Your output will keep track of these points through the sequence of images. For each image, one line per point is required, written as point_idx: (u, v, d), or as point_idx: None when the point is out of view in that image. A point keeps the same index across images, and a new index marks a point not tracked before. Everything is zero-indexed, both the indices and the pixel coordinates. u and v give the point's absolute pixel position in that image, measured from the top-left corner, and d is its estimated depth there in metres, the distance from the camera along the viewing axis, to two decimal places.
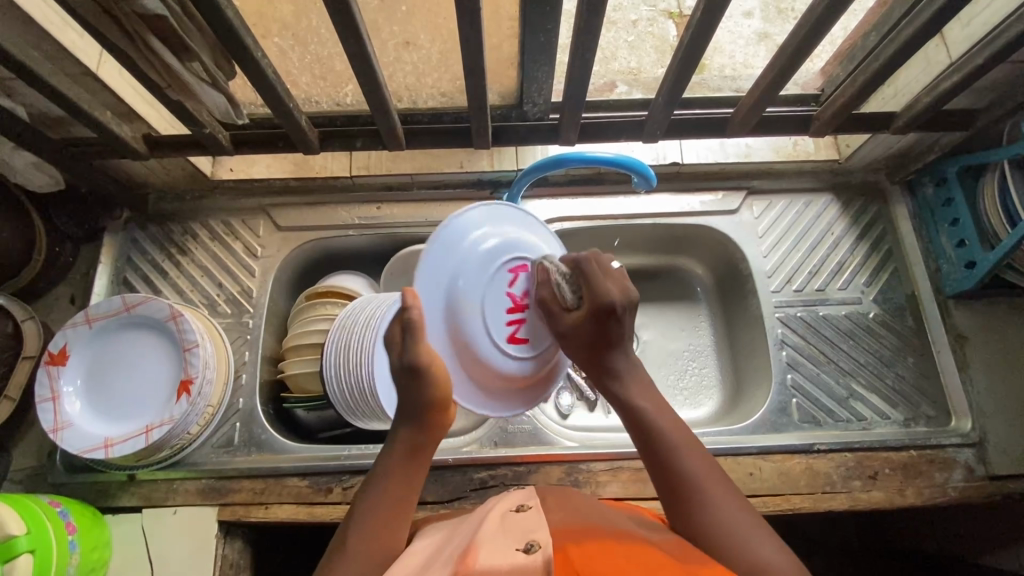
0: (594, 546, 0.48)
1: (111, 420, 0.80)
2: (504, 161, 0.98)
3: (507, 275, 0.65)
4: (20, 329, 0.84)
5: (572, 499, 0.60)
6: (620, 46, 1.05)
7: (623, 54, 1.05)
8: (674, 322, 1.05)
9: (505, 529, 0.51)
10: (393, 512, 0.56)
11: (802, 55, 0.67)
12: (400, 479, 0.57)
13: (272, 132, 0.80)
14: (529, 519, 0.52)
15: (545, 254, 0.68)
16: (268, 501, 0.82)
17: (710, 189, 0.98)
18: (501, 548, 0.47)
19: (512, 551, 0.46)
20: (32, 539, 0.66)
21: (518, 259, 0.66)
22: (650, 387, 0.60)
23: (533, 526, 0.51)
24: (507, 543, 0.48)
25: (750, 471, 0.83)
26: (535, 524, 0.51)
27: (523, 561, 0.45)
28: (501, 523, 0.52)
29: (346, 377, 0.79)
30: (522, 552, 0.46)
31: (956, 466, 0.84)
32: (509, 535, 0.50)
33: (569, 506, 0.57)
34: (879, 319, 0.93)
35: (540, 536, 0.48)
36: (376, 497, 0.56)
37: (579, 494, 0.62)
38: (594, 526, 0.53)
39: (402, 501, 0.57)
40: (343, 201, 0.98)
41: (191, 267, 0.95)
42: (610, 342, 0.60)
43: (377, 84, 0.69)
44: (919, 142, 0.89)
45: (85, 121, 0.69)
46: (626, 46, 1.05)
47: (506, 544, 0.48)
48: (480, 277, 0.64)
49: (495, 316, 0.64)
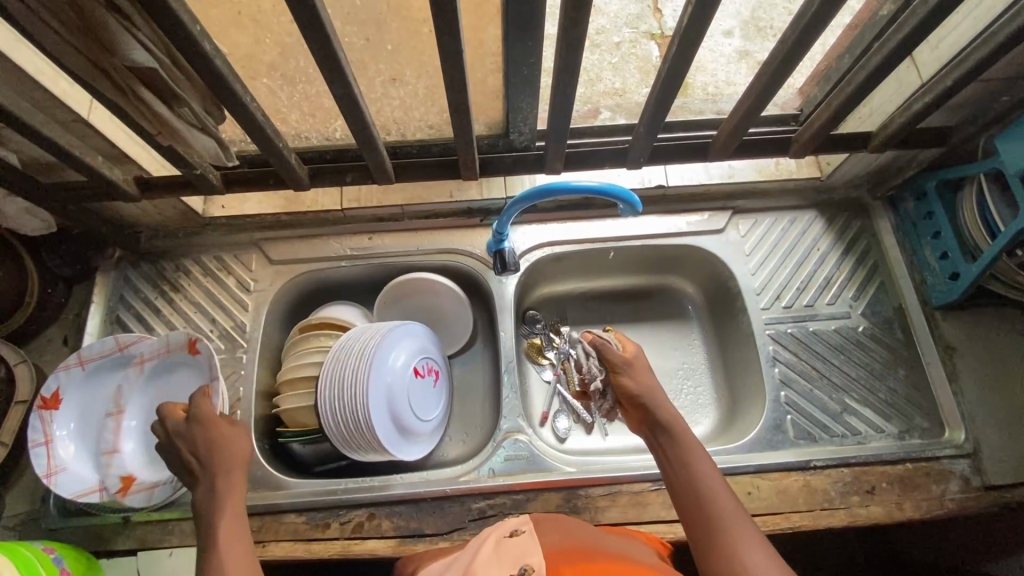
0: (586, 564, 0.49)
1: (137, 458, 0.82)
2: (492, 190, 1.00)
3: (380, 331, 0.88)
4: (14, 372, 0.84)
5: (567, 523, 0.60)
6: (604, 68, 1.08)
7: (608, 76, 1.08)
8: (667, 341, 1.06)
9: (499, 554, 0.52)
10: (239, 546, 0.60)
11: (777, 81, 0.69)
12: (224, 520, 0.62)
13: (263, 170, 0.81)
14: (524, 544, 0.53)
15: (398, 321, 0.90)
16: (265, 540, 0.81)
17: (696, 210, 1.00)
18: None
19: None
20: None
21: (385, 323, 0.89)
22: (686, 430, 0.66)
23: (527, 550, 0.51)
24: (501, 569, 0.49)
25: (748, 490, 0.83)
26: (528, 549, 0.52)
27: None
28: (497, 549, 0.53)
29: (349, 414, 0.81)
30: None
31: (952, 477, 0.84)
32: (504, 560, 0.50)
33: (564, 528, 0.58)
34: (868, 333, 0.94)
35: (532, 560, 0.49)
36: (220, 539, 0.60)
37: (574, 520, 0.62)
38: (588, 548, 0.53)
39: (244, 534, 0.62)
40: (334, 233, 0.99)
41: (184, 303, 0.95)
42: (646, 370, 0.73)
43: (365, 123, 0.70)
44: (897, 159, 0.91)
45: (77, 166, 0.69)
46: (609, 68, 1.08)
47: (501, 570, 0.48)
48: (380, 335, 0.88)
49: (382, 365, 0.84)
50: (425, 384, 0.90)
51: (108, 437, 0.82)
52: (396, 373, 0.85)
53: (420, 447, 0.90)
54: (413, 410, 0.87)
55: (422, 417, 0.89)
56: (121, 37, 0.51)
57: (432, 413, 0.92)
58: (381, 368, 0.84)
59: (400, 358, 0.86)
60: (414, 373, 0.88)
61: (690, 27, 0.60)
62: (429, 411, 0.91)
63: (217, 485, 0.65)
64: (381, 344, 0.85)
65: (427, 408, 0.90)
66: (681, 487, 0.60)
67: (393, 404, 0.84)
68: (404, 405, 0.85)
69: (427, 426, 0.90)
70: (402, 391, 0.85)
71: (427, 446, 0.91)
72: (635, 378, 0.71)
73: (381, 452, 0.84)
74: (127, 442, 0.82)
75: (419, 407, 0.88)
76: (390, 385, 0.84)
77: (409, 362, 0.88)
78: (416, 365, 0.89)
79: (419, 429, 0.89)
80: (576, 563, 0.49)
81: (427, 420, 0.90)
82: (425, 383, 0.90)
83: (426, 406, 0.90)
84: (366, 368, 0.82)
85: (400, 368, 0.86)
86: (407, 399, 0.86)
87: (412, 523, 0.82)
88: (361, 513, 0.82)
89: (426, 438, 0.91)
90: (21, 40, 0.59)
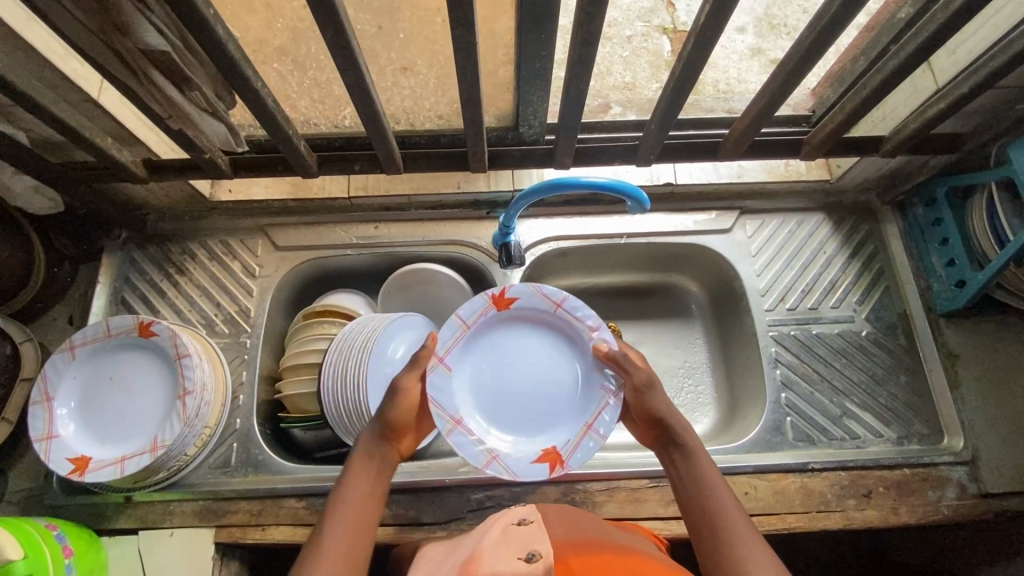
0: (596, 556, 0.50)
1: (82, 441, 0.79)
2: (501, 182, 0.99)
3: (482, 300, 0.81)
4: (19, 350, 0.83)
5: (576, 517, 0.62)
6: (615, 61, 1.07)
7: (618, 70, 1.07)
8: (669, 339, 1.07)
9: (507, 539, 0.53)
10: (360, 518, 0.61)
11: (793, 81, 0.68)
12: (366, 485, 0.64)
13: (271, 156, 0.80)
14: (529, 532, 0.54)
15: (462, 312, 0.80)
16: (265, 523, 0.82)
17: (703, 209, 1.00)
18: (504, 557, 0.49)
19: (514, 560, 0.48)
20: (29, 564, 0.67)
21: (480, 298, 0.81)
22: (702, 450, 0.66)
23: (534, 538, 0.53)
24: (508, 553, 0.51)
25: (745, 490, 0.83)
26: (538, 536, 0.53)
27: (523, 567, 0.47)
28: (503, 536, 0.55)
29: (345, 400, 0.83)
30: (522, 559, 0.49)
31: (950, 484, 0.84)
32: (511, 545, 0.52)
33: (570, 523, 0.59)
34: (871, 337, 0.94)
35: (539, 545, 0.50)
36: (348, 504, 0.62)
37: (577, 513, 0.64)
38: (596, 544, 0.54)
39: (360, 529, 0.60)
40: (340, 221, 0.99)
41: (189, 286, 0.95)
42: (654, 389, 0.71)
43: (376, 113, 0.70)
44: (908, 163, 0.91)
45: (86, 146, 0.69)
46: (620, 62, 1.07)
47: (508, 553, 0.50)
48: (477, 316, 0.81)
49: (507, 319, 0.83)
50: (485, 362, 0.82)
51: (40, 423, 0.78)
52: (547, 337, 0.84)
53: (462, 453, 0.75)
54: (548, 392, 0.82)
55: (536, 407, 0.81)
56: (133, 18, 0.50)
57: (466, 407, 0.79)
58: (565, 327, 0.82)
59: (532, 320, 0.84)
60: (496, 342, 0.83)
61: (707, 26, 0.59)
62: (448, 404, 0.76)
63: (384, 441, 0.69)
64: (538, 298, 0.82)
65: (487, 397, 0.81)
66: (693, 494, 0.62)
67: (588, 377, 0.81)
68: (562, 382, 0.82)
69: (452, 420, 0.76)
70: (391, 360, 0.89)
71: (512, 459, 0.77)
72: (658, 400, 0.71)
73: None
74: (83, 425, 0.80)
75: (521, 387, 0.82)
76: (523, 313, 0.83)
77: (509, 330, 0.83)
78: (468, 329, 0.81)
79: (537, 423, 0.80)
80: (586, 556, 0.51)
81: (451, 413, 0.76)
82: (459, 365, 0.80)
83: (487, 396, 0.81)
84: (585, 316, 0.81)
85: (536, 334, 0.84)
86: (562, 378, 0.82)
87: (411, 511, 0.82)
88: None
89: (512, 442, 0.79)
90: (31, 17, 0.59)
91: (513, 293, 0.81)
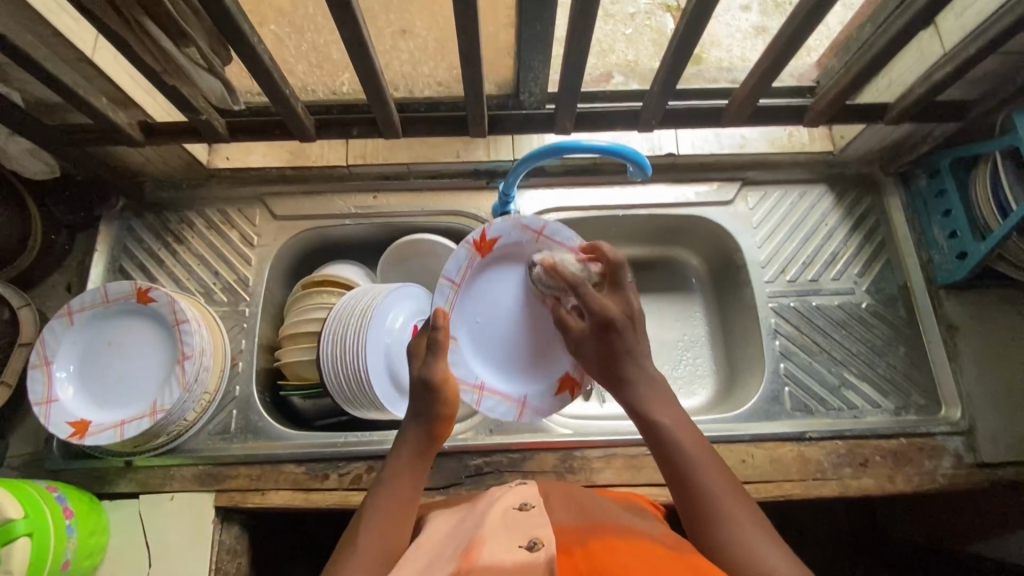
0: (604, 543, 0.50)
1: (82, 405, 0.80)
2: (500, 151, 0.98)
3: (464, 251, 0.81)
4: (16, 315, 0.83)
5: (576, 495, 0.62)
6: (617, 40, 1.04)
7: (621, 48, 1.04)
8: (669, 313, 1.07)
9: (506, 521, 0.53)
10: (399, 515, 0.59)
11: (797, 43, 0.67)
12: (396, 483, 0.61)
13: (268, 120, 0.79)
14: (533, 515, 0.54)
15: (447, 266, 0.81)
16: (265, 488, 0.82)
17: (705, 180, 0.99)
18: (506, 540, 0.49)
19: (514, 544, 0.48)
20: (30, 523, 0.67)
21: (461, 248, 0.81)
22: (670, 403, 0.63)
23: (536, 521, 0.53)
24: (510, 540, 0.49)
25: (742, 458, 0.84)
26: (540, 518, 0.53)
27: (527, 558, 0.46)
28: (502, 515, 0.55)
29: (344, 367, 0.83)
30: (526, 549, 0.48)
31: (946, 453, 0.85)
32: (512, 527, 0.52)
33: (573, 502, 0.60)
34: (871, 309, 0.94)
35: (542, 533, 0.49)
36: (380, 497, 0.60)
37: (584, 492, 0.63)
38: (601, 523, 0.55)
39: (398, 528, 0.58)
40: (338, 190, 0.98)
41: (187, 255, 0.95)
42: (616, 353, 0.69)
43: (374, 72, 0.69)
44: (913, 133, 0.90)
45: (81, 106, 0.68)
46: (623, 39, 1.04)
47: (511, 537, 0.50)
48: (463, 269, 0.82)
49: (491, 259, 0.83)
50: (481, 312, 0.84)
51: (39, 387, 0.78)
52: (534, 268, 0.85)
53: (494, 414, 0.83)
54: (550, 320, 0.84)
55: (544, 340, 0.85)
56: None
57: (483, 368, 0.84)
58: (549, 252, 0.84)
59: (519, 253, 0.84)
60: (488, 289, 0.84)
61: None
62: (466, 374, 0.82)
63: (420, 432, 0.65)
64: (517, 230, 0.82)
65: (495, 348, 0.84)
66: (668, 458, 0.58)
67: None
68: None
69: (475, 388, 0.82)
70: (390, 330, 0.88)
71: (539, 400, 0.84)
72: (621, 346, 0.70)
73: (379, 407, 0.86)
74: (82, 390, 0.80)
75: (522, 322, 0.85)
76: (507, 250, 0.83)
77: (495, 271, 0.84)
78: (459, 287, 0.82)
79: (551, 355, 0.85)
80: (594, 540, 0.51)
81: (473, 381, 0.83)
82: (458, 325, 0.83)
83: (496, 345, 0.84)
84: (568, 240, 0.82)
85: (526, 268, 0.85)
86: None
87: None
88: (360, 467, 0.83)
89: (535, 382, 0.85)
90: None
91: (494, 233, 0.82)
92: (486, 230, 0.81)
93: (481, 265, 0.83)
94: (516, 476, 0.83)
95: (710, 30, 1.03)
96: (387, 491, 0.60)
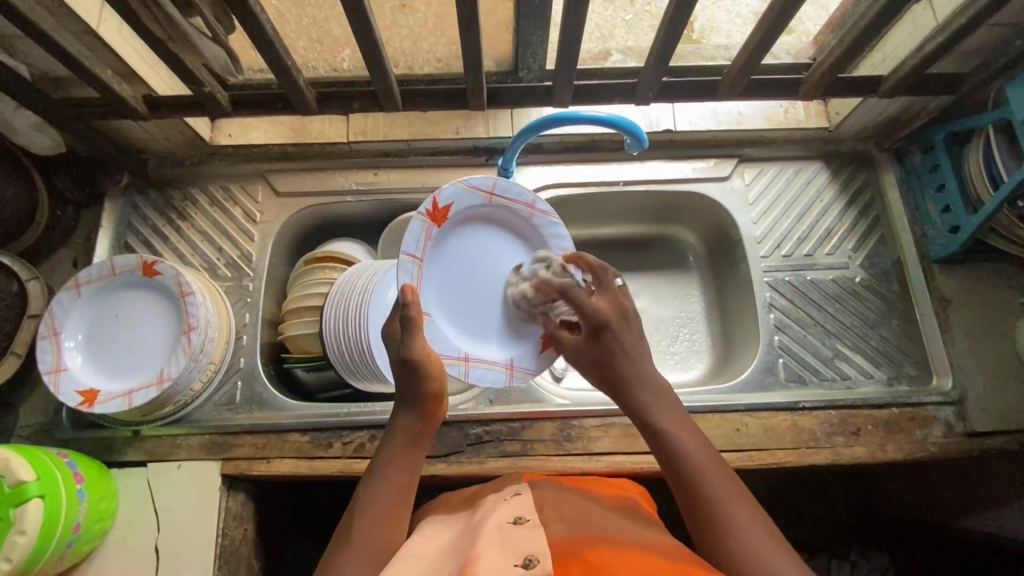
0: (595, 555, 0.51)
1: (91, 375, 0.81)
2: (500, 128, 0.98)
3: (422, 220, 0.73)
4: (25, 288, 0.85)
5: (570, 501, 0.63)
6: (617, 26, 1.00)
7: (619, 35, 1.01)
8: (666, 290, 1.09)
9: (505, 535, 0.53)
10: (393, 501, 0.61)
11: (790, 12, 0.68)
12: (394, 469, 0.63)
13: (270, 93, 0.80)
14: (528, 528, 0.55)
15: (408, 240, 0.72)
16: (270, 456, 0.84)
17: (702, 157, 1.00)
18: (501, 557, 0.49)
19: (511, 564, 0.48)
20: (43, 484, 0.69)
21: (420, 218, 0.73)
22: (670, 407, 0.64)
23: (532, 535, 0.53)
24: (504, 557, 0.50)
25: (736, 427, 0.85)
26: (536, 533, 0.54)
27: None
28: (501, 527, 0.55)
29: (346, 339, 0.84)
30: (520, 567, 0.48)
31: (937, 422, 0.86)
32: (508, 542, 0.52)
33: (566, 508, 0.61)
34: (864, 283, 0.95)
35: (537, 549, 0.50)
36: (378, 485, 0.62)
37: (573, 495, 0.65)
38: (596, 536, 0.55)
39: (393, 514, 0.60)
40: (340, 167, 0.99)
41: (191, 231, 0.96)
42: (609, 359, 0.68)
43: (375, 44, 0.70)
44: (908, 108, 0.91)
45: (88, 78, 0.70)
46: (623, 27, 1.00)
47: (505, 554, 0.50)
48: (426, 241, 0.75)
49: (445, 228, 0.77)
50: (450, 284, 0.77)
51: (49, 356, 0.80)
52: (493, 228, 0.80)
53: (486, 383, 0.76)
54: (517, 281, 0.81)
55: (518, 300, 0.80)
56: None
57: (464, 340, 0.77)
58: (504, 209, 0.80)
59: (473, 216, 0.79)
60: (450, 257, 0.77)
61: None
62: (449, 349, 0.75)
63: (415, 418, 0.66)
64: (471, 193, 0.77)
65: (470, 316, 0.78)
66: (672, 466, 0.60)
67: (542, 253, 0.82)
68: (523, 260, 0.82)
69: (461, 360, 0.75)
70: (390, 305, 0.89)
71: (527, 360, 0.79)
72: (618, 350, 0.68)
73: (381, 380, 0.88)
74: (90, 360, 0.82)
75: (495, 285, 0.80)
76: (462, 214, 0.78)
77: (454, 238, 0.78)
78: (421, 262, 0.74)
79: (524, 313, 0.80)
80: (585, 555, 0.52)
81: (457, 355, 0.76)
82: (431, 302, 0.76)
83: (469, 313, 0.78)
84: (522, 196, 0.80)
85: (487, 230, 0.80)
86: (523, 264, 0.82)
87: None
88: (363, 436, 0.85)
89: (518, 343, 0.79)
90: None
91: (445, 200, 0.75)
92: (437, 197, 0.74)
93: (439, 234, 0.76)
94: (515, 445, 0.85)
95: (710, 14, 1.00)
96: (382, 479, 0.62)
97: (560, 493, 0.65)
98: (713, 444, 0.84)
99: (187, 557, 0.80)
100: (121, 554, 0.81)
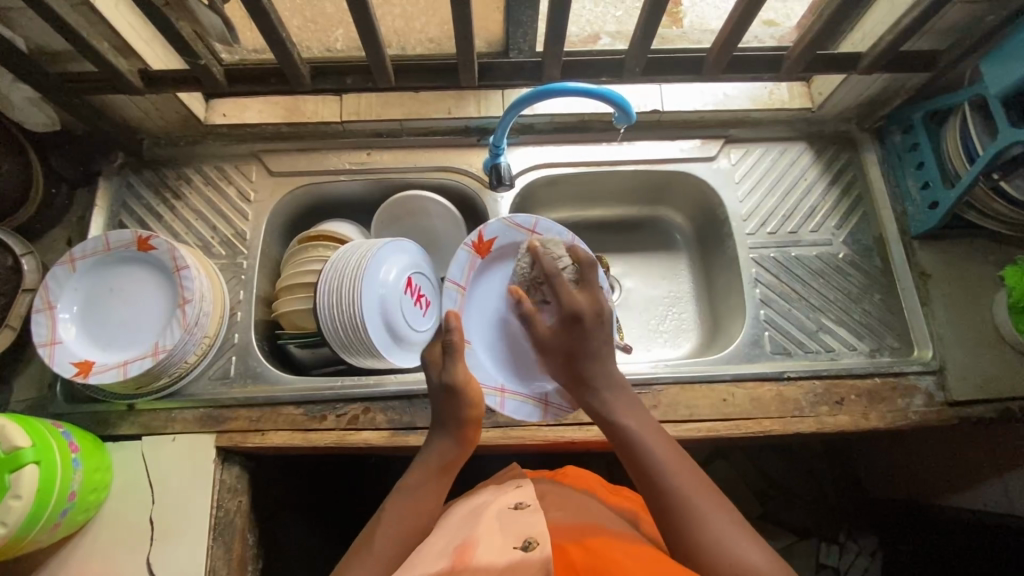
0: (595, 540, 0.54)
1: (85, 348, 0.82)
2: (490, 108, 1.00)
3: (465, 253, 0.88)
4: (20, 263, 0.85)
5: (570, 496, 0.66)
6: (607, 21, 1.03)
7: (610, 29, 1.03)
8: (655, 271, 1.11)
9: (506, 523, 0.55)
10: (417, 521, 0.64)
11: None
12: (415, 491, 0.66)
13: (265, 69, 0.82)
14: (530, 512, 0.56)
15: (452, 268, 0.88)
16: (264, 429, 0.85)
17: (689, 137, 1.02)
18: (500, 544, 0.51)
19: (510, 548, 0.50)
20: (38, 451, 0.69)
21: (465, 248, 0.88)
22: (630, 403, 0.69)
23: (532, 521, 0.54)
24: (505, 540, 0.52)
25: (723, 397, 0.87)
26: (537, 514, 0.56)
27: (522, 558, 0.49)
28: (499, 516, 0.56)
29: (340, 315, 0.85)
30: (520, 549, 0.50)
31: (918, 391, 0.89)
32: (508, 530, 0.53)
33: (567, 505, 0.63)
34: (847, 259, 0.97)
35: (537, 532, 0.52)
36: (402, 502, 0.65)
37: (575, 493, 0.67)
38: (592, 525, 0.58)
39: (415, 533, 0.64)
40: (334, 147, 1.00)
41: (185, 210, 0.97)
42: (581, 353, 0.72)
43: (370, 22, 0.72)
44: (887, 87, 0.94)
45: (85, 50, 0.71)
46: (613, 21, 1.03)
47: (505, 541, 0.51)
48: (466, 270, 0.89)
49: (488, 261, 0.91)
50: (491, 314, 0.91)
51: (43, 329, 0.81)
52: None
53: (518, 416, 0.85)
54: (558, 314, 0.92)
55: None
56: None
57: (502, 373, 0.88)
58: None
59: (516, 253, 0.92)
60: (494, 288, 0.91)
61: None
62: (487, 379, 0.86)
63: (443, 443, 0.71)
64: (514, 230, 0.90)
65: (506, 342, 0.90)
66: (636, 454, 0.63)
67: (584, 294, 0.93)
68: None
69: (497, 391, 0.86)
70: (383, 283, 0.89)
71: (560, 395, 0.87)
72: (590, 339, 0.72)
73: (376, 355, 0.88)
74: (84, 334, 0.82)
75: None
76: (507, 251, 0.91)
77: (498, 272, 0.91)
78: (464, 290, 0.89)
79: None
80: (582, 542, 0.54)
81: (493, 386, 0.86)
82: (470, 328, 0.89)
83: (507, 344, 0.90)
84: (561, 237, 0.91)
85: None
86: None
87: (404, 416, 0.86)
88: (357, 407, 0.86)
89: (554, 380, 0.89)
90: None
91: (489, 234, 0.89)
92: (483, 231, 0.89)
93: (483, 266, 0.90)
94: (506, 415, 0.86)
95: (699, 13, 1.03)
96: (407, 496, 0.66)
97: (559, 488, 0.68)
98: (701, 413, 0.86)
99: (183, 527, 0.81)
100: (115, 527, 0.81)
